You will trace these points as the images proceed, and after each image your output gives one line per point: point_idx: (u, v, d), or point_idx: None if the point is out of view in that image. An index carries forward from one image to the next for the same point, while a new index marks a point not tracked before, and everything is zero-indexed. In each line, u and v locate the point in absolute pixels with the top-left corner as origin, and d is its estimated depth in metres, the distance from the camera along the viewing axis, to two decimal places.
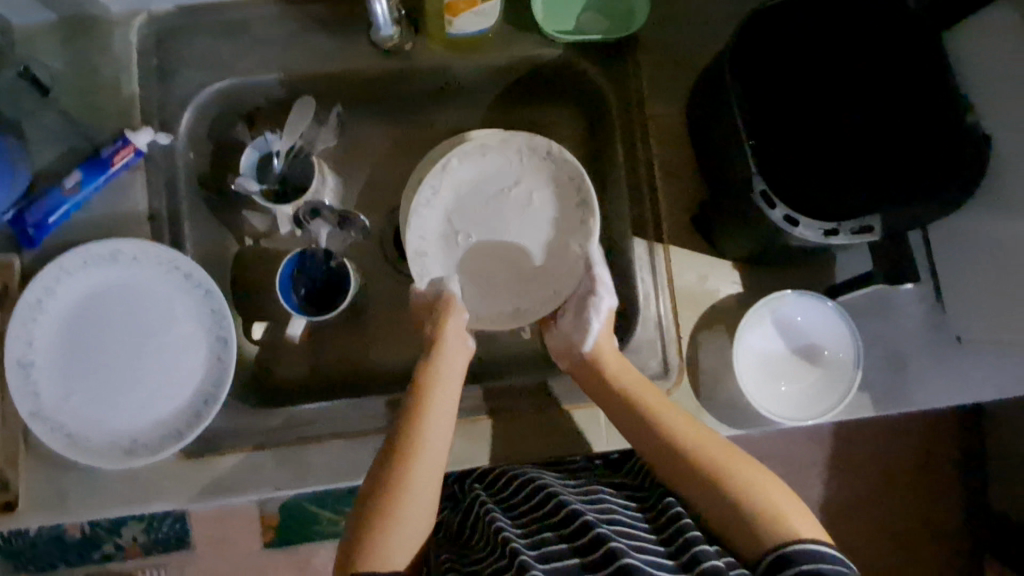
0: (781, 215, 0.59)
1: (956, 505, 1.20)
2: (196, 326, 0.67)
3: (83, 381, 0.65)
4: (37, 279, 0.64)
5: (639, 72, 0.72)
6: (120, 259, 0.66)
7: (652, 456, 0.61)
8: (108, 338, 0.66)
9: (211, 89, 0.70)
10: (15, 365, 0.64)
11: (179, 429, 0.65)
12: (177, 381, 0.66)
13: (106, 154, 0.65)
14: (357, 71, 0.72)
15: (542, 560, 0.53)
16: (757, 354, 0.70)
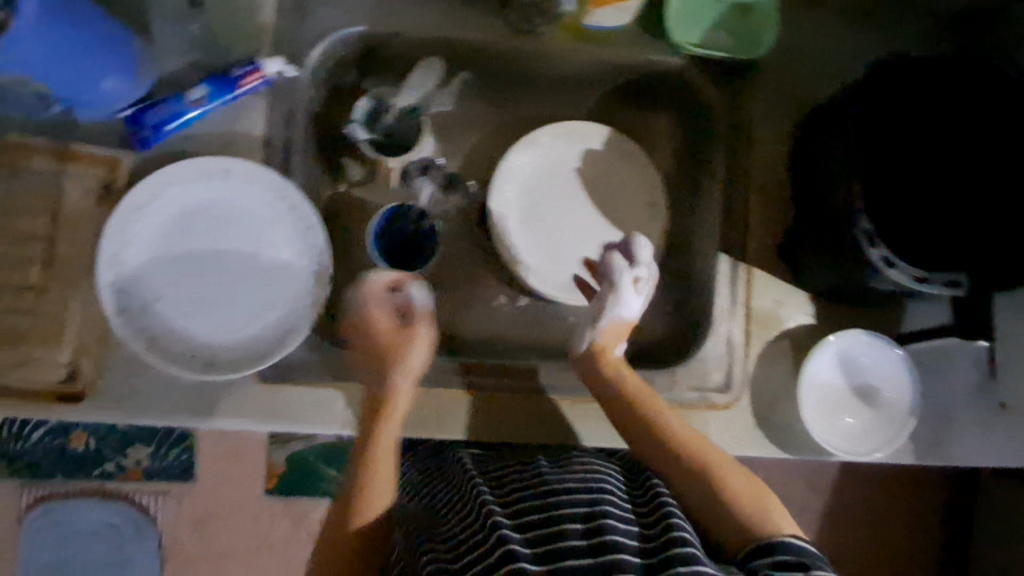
0: (879, 255, 0.61)
1: None
2: (290, 256, 0.69)
3: (175, 290, 0.68)
4: (145, 181, 0.66)
5: (751, 96, 0.75)
6: (229, 179, 0.68)
7: (646, 455, 0.68)
8: (205, 253, 0.69)
9: (341, 34, 0.71)
10: (107, 260, 0.65)
11: (261, 353, 0.67)
12: (264, 305, 0.69)
13: (236, 75, 0.66)
14: (484, 43, 0.74)
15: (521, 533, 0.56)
16: (818, 384, 0.72)
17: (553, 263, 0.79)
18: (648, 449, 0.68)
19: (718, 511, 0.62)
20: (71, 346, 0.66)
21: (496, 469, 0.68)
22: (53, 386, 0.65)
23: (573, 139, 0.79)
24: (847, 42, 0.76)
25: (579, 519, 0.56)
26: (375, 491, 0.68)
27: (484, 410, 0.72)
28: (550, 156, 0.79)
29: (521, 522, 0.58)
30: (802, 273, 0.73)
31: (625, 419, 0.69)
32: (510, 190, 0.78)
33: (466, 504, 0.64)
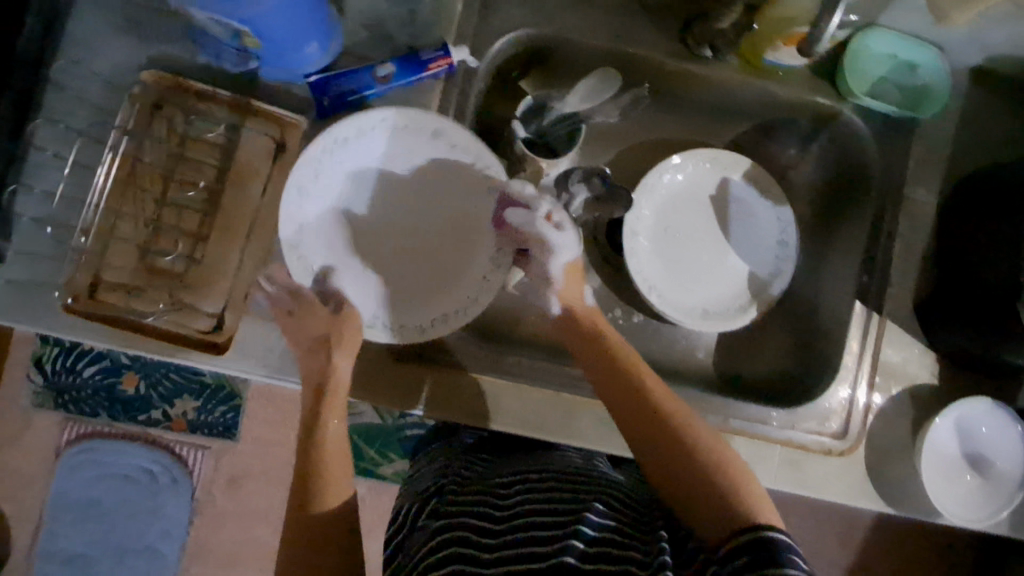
0: None
1: None
2: (474, 226, 0.72)
3: (361, 242, 0.71)
4: (353, 118, 0.66)
5: (909, 153, 0.75)
6: (440, 144, 0.70)
7: (653, 463, 0.58)
8: (388, 202, 0.72)
9: (523, 33, 0.73)
10: (293, 189, 0.66)
11: (426, 324, 0.69)
12: (438, 269, 0.72)
13: (425, 58, 0.67)
14: (656, 60, 0.74)
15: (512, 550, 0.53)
16: (937, 441, 0.72)
17: (671, 287, 0.78)
18: (668, 470, 0.57)
19: (707, 486, 0.54)
20: (223, 297, 0.67)
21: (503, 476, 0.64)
22: (200, 334, 0.66)
23: (717, 170, 0.80)
24: (1006, 119, 0.77)
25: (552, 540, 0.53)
26: (336, 478, 0.60)
27: (602, 419, 0.72)
28: (688, 181, 0.79)
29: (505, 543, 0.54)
30: (936, 335, 0.73)
31: (636, 422, 0.60)
32: (645, 208, 0.78)
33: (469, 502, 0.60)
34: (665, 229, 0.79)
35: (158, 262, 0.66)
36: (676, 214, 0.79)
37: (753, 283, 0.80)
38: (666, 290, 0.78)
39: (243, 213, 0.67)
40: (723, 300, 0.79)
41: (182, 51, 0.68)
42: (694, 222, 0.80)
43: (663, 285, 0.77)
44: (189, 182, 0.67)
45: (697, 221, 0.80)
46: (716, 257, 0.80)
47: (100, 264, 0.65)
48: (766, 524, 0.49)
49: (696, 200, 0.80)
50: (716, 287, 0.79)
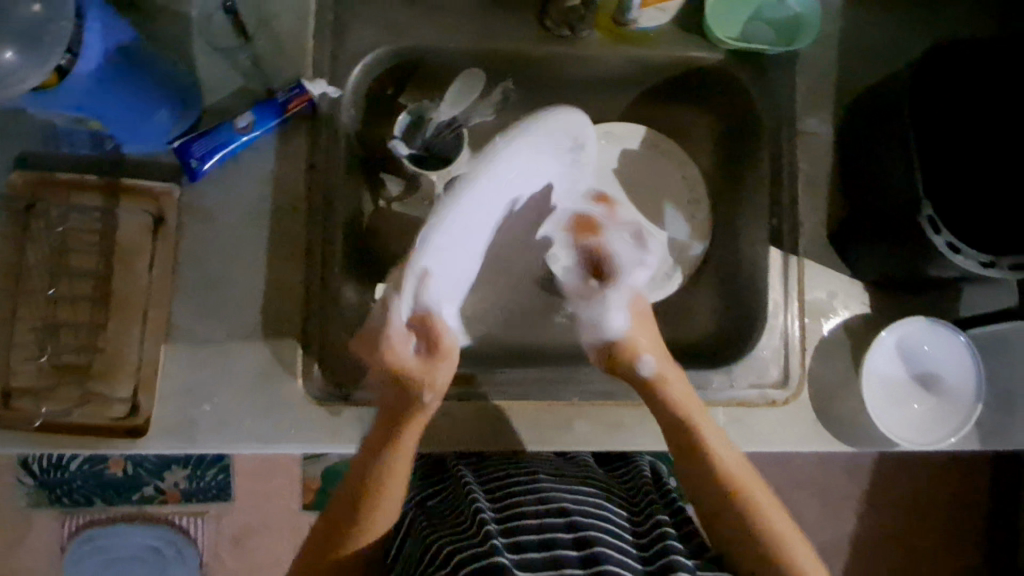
0: (945, 241, 0.60)
1: (970, 530, 1.32)
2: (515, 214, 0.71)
3: (470, 251, 0.67)
4: (546, 117, 0.64)
5: (795, 88, 0.74)
6: (568, 156, 0.70)
7: (699, 494, 0.67)
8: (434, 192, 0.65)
9: (380, 52, 0.70)
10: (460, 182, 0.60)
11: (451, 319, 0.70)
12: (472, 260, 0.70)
13: (281, 100, 0.66)
14: (521, 49, 0.72)
15: (514, 549, 0.57)
16: (875, 369, 0.71)
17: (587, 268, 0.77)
18: (706, 510, 0.66)
19: (743, 531, 0.63)
20: (133, 380, 0.66)
21: (488, 475, 0.68)
22: (117, 421, 0.65)
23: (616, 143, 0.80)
24: (890, 29, 0.75)
25: (566, 525, 0.59)
26: (383, 510, 0.63)
27: (539, 418, 0.70)
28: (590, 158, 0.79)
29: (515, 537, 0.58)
30: (857, 264, 0.72)
31: (680, 451, 0.67)
32: None
33: (462, 506, 0.64)
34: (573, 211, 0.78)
35: (61, 361, 0.65)
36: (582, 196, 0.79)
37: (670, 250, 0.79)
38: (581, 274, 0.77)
39: (136, 293, 0.67)
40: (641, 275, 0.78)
41: (39, 143, 0.66)
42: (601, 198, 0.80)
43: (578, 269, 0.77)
44: (74, 274, 0.66)
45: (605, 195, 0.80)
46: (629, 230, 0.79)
47: (6, 374, 0.64)
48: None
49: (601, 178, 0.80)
50: None
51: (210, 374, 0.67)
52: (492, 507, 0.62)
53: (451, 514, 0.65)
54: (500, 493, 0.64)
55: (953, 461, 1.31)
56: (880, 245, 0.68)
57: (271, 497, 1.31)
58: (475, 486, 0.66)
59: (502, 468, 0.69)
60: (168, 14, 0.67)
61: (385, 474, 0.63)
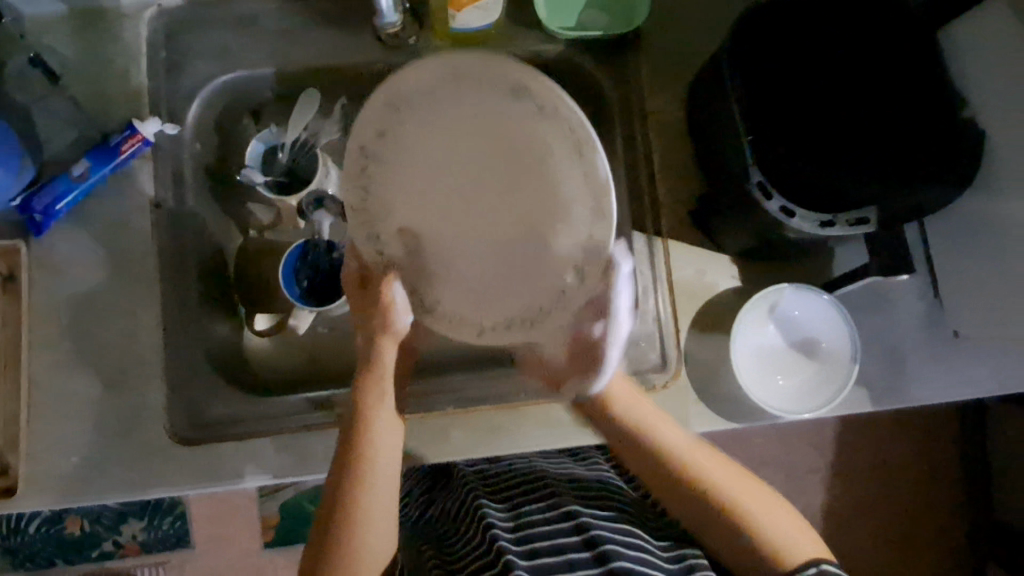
0: (777, 205, 0.61)
1: (949, 487, 1.29)
2: None
3: None
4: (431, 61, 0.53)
5: (639, 69, 0.74)
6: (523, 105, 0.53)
7: (698, 531, 0.59)
8: None
9: (222, 81, 0.72)
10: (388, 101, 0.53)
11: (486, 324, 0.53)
12: None
13: (115, 142, 0.66)
14: (363, 64, 0.73)
15: (527, 556, 0.56)
16: (758, 342, 0.72)
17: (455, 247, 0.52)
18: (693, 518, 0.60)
19: (739, 544, 0.57)
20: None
21: (501, 491, 0.66)
22: None
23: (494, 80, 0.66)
24: None
25: (582, 541, 0.56)
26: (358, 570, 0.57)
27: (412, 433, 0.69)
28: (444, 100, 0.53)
29: (530, 540, 0.58)
30: (720, 238, 0.71)
31: (657, 482, 0.62)
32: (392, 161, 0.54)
33: (472, 526, 0.63)
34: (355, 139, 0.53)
35: None
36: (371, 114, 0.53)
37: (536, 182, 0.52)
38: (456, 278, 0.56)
39: None
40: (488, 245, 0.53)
41: None
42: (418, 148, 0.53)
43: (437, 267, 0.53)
44: None
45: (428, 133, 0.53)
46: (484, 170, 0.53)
47: None
48: (808, 563, 0.55)
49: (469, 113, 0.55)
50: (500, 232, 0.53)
51: (77, 425, 0.66)
52: (506, 523, 0.61)
53: (462, 538, 0.63)
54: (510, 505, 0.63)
55: (917, 419, 1.29)
56: (732, 215, 0.67)
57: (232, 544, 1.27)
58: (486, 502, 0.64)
59: (517, 483, 0.66)
60: None
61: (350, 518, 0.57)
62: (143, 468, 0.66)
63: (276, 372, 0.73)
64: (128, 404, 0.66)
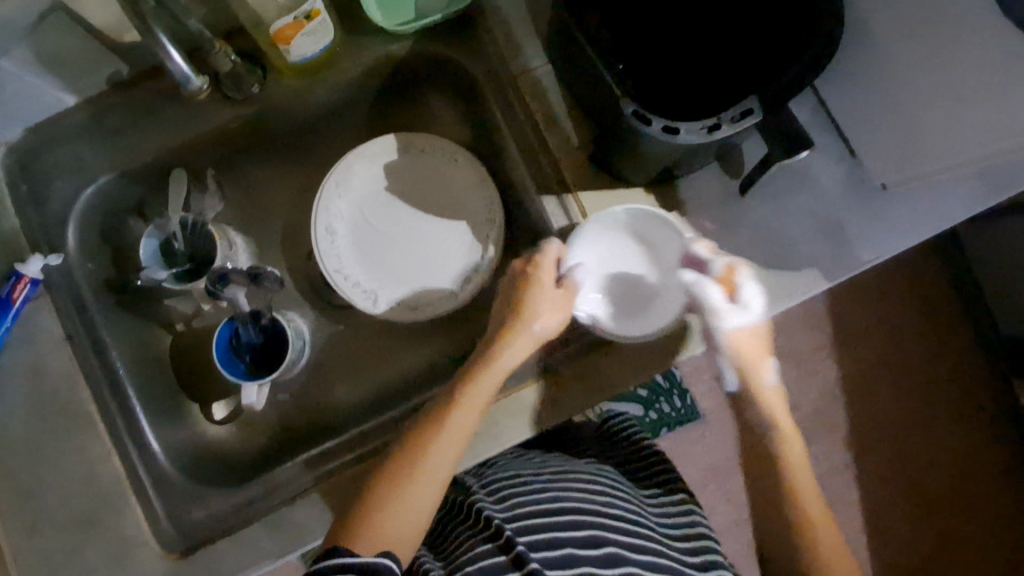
0: (660, 126, 0.58)
1: (953, 322, 1.28)
2: (371, 196, 0.79)
3: (371, 252, 0.78)
4: (341, 161, 0.78)
5: (493, 38, 0.72)
6: (388, 170, 0.79)
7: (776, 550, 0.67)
8: (380, 217, 0.79)
9: (87, 197, 0.70)
10: (332, 188, 0.77)
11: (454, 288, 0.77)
12: (394, 274, 0.78)
13: (4, 294, 0.64)
14: (219, 129, 0.71)
15: (532, 545, 0.62)
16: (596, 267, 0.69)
17: (421, 274, 0.78)
18: (771, 533, 0.68)
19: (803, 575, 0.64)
20: None
21: (501, 494, 0.71)
22: None
23: (376, 160, 0.78)
24: None
25: (587, 540, 0.63)
26: (414, 494, 0.59)
27: None
28: (362, 182, 0.78)
29: (534, 535, 0.63)
30: (628, 175, 0.70)
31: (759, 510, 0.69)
32: (338, 232, 0.78)
33: (467, 520, 0.69)
34: (339, 240, 0.78)
35: None
36: (347, 211, 0.78)
37: (425, 218, 0.79)
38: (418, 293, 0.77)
39: None
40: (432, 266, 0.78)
41: None
42: (370, 219, 0.79)
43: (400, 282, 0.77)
44: None
45: (373, 211, 0.79)
46: (400, 228, 0.79)
47: None
48: None
49: (389, 199, 0.79)
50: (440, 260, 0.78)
51: None
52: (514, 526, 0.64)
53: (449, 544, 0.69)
54: (508, 507, 0.68)
55: (897, 268, 1.29)
56: (629, 152, 0.65)
57: None
58: (491, 509, 0.67)
59: (518, 487, 0.71)
60: None
61: (425, 440, 0.61)
62: None
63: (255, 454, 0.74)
64: (106, 544, 0.64)
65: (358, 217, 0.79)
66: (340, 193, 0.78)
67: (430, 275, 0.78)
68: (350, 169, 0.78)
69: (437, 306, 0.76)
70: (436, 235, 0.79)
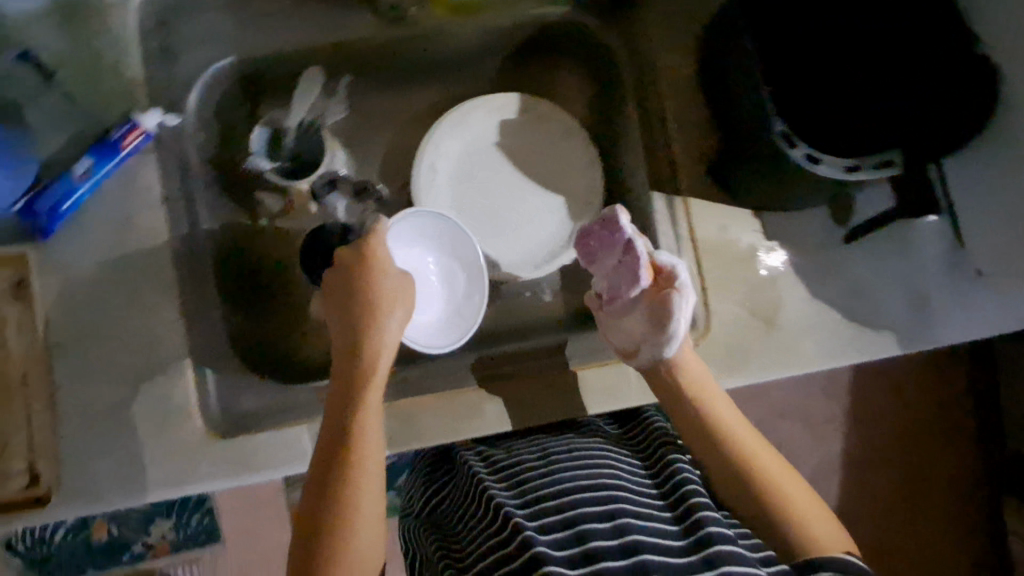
0: (802, 152, 0.59)
1: (966, 426, 1.30)
2: (481, 146, 0.79)
3: (467, 201, 0.78)
4: (462, 103, 0.77)
5: (646, 27, 0.72)
6: (504, 127, 0.79)
7: (711, 458, 0.62)
8: (483, 169, 0.79)
9: (216, 70, 0.70)
10: (446, 126, 0.76)
11: (535, 261, 0.78)
12: (483, 230, 0.78)
13: (115, 138, 0.64)
14: (363, 40, 0.72)
15: (543, 528, 0.57)
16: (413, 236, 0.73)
17: (509, 239, 0.78)
18: (717, 466, 0.61)
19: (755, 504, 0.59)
20: (29, 449, 0.64)
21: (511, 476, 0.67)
22: (18, 494, 0.64)
23: (495, 113, 0.78)
24: None
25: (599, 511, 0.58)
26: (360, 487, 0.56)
27: (444, 409, 0.68)
28: (475, 128, 0.78)
29: (544, 517, 0.58)
30: (742, 195, 0.71)
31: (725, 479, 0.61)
32: (438, 170, 0.77)
33: (481, 507, 0.65)
34: (438, 178, 0.77)
35: None
36: (454, 151, 0.78)
37: (526, 186, 0.80)
38: (502, 255, 0.78)
39: (12, 363, 0.64)
40: (520, 233, 0.79)
41: None
42: (472, 167, 0.79)
43: (488, 238, 0.78)
44: None
45: (476, 159, 0.78)
46: (498, 185, 0.79)
47: None
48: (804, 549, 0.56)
49: (497, 155, 0.79)
50: (528, 227, 0.79)
51: (104, 431, 0.65)
52: (525, 513, 0.60)
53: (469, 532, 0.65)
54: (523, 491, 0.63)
55: (930, 362, 1.30)
56: (757, 171, 0.66)
57: (266, 532, 1.19)
58: (500, 496, 0.64)
59: (525, 467, 0.67)
60: None
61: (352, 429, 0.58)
62: (177, 465, 0.65)
63: (303, 362, 0.75)
64: (155, 402, 0.66)
65: (461, 162, 0.78)
66: (450, 131, 0.76)
67: (516, 240, 0.79)
68: (468, 113, 0.77)
69: (516, 273, 0.77)
70: (533, 207, 0.79)
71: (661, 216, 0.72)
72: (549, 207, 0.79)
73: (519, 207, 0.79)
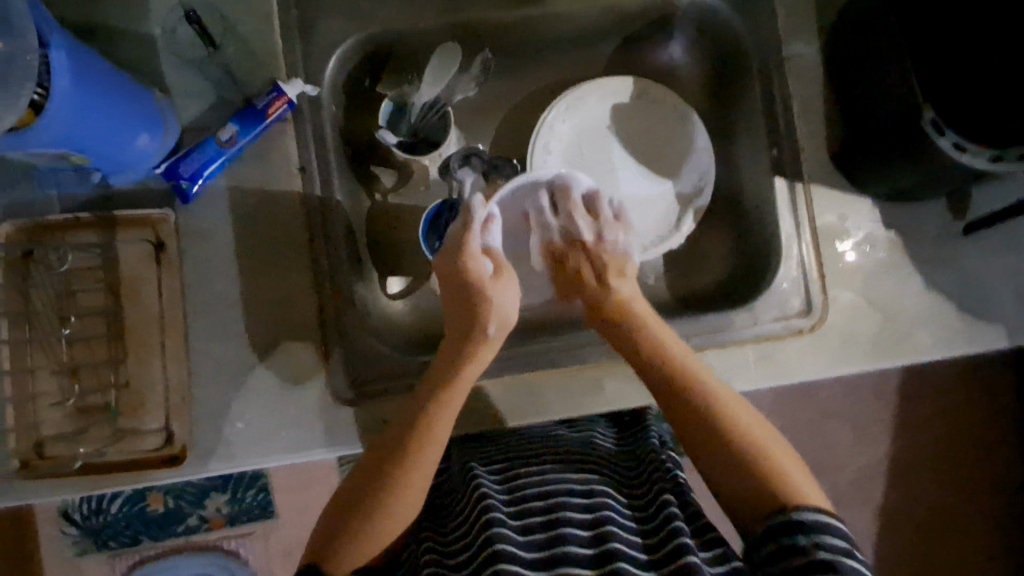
0: (950, 142, 0.61)
1: None
2: (594, 129, 0.78)
3: None
4: (578, 85, 0.77)
5: (775, 15, 0.73)
6: (617, 110, 0.79)
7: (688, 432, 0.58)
8: (594, 151, 0.79)
9: (352, 42, 0.69)
10: (562, 109, 0.77)
11: (646, 244, 0.77)
12: None
13: (261, 106, 0.65)
14: (492, 18, 0.71)
15: (522, 531, 0.54)
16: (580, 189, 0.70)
17: None
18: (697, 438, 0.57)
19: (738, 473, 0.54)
20: (162, 408, 0.65)
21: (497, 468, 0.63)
22: (153, 452, 0.64)
23: (611, 96, 0.78)
24: None
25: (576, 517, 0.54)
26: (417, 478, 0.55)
27: (568, 384, 0.71)
28: (589, 111, 0.78)
29: (526, 520, 0.55)
30: (864, 182, 0.72)
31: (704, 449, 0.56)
32: (551, 150, 0.77)
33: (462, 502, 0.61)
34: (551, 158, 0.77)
35: (84, 401, 0.64)
36: (568, 132, 0.78)
37: (636, 170, 0.79)
38: None
39: (149, 323, 0.65)
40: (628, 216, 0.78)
41: (32, 188, 0.65)
42: (583, 148, 0.78)
43: None
44: (85, 314, 0.65)
45: (588, 142, 0.78)
46: (608, 168, 0.79)
47: (34, 424, 0.63)
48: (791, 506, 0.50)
49: (608, 137, 0.79)
50: (636, 211, 0.78)
51: (238, 391, 0.66)
52: (509, 510, 0.56)
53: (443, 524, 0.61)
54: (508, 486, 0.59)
55: None
56: (885, 159, 0.68)
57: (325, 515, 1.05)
58: (486, 485, 0.59)
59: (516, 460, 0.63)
60: (142, 41, 0.67)
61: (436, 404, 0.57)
62: (306, 430, 0.67)
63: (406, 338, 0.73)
64: (288, 367, 0.67)
65: (574, 143, 0.78)
66: (566, 113, 0.77)
67: (626, 224, 0.78)
68: (584, 96, 0.77)
69: (630, 256, 0.75)
70: (644, 191, 0.79)
71: (783, 204, 0.73)
72: (659, 191, 0.79)
73: (628, 190, 0.79)
